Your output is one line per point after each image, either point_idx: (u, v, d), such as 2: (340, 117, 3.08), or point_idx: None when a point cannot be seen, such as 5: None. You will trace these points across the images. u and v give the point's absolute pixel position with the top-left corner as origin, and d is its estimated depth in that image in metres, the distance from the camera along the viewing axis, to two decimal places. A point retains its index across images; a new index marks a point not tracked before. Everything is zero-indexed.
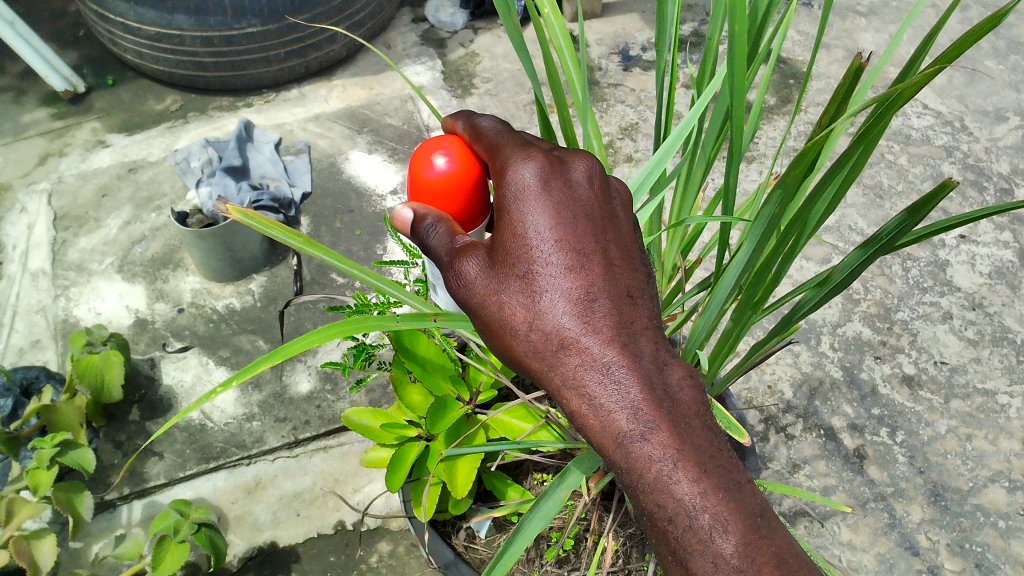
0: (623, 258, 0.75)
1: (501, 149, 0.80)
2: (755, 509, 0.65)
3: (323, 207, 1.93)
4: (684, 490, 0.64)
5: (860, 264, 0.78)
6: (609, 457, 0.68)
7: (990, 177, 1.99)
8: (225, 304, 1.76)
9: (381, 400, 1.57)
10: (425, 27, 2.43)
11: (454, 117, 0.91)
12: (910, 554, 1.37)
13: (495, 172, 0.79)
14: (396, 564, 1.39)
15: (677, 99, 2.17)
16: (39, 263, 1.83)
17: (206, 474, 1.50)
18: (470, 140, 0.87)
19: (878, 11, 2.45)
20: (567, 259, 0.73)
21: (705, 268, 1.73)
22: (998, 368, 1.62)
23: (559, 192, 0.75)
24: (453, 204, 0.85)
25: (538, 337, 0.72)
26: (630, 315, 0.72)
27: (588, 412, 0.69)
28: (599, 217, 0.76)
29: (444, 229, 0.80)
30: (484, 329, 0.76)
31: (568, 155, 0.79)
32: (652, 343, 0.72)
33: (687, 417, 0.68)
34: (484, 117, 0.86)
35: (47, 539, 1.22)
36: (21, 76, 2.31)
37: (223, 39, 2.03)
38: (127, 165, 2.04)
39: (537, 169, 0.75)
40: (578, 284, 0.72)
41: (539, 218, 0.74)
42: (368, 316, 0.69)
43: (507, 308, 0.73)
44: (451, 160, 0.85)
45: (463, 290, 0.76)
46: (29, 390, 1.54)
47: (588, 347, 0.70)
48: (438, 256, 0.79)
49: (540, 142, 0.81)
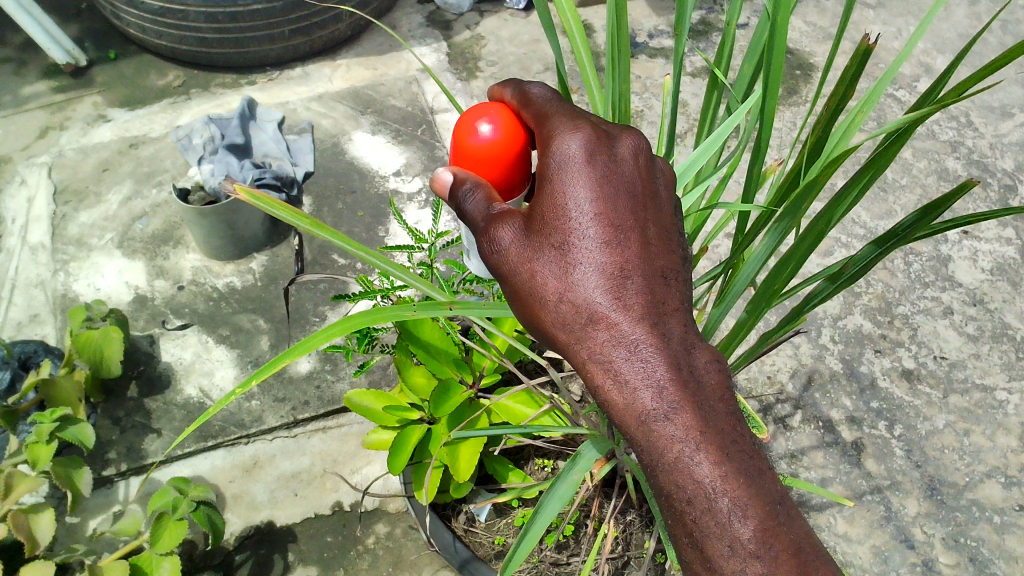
0: (661, 238, 0.74)
1: (550, 117, 0.79)
2: (776, 497, 0.65)
3: (326, 186, 1.92)
4: (705, 472, 0.64)
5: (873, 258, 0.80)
6: (630, 434, 0.68)
7: (993, 172, 1.98)
8: (225, 282, 1.75)
9: (380, 382, 1.56)
10: (431, 9, 2.40)
11: (502, 85, 0.90)
12: (905, 547, 1.37)
13: (541, 139, 0.78)
14: (394, 546, 1.39)
15: (683, 87, 2.16)
16: (39, 237, 1.81)
17: (205, 452, 1.50)
18: (518, 107, 0.86)
19: (887, 3, 2.44)
20: (604, 234, 0.72)
21: (709, 258, 1.72)
22: (997, 364, 1.63)
23: (604, 166, 0.74)
24: (493, 171, 0.82)
25: (569, 309, 0.72)
26: (662, 295, 0.71)
27: (612, 387, 0.69)
28: (641, 195, 0.75)
29: (482, 194, 0.78)
30: (515, 298, 0.76)
31: (616, 130, 0.78)
32: (682, 325, 0.71)
33: (712, 401, 0.68)
34: (534, 84, 0.86)
35: (46, 512, 1.22)
36: (21, 48, 2.28)
37: (228, 15, 2.00)
38: (128, 140, 2.02)
39: (583, 141, 0.75)
40: (613, 260, 0.72)
41: (580, 190, 0.73)
42: (380, 308, 0.69)
43: (540, 277, 0.73)
44: (496, 127, 0.82)
45: (497, 256, 0.76)
46: (27, 364, 1.53)
47: (618, 324, 0.70)
48: (474, 221, 0.78)
49: (590, 114, 0.80)
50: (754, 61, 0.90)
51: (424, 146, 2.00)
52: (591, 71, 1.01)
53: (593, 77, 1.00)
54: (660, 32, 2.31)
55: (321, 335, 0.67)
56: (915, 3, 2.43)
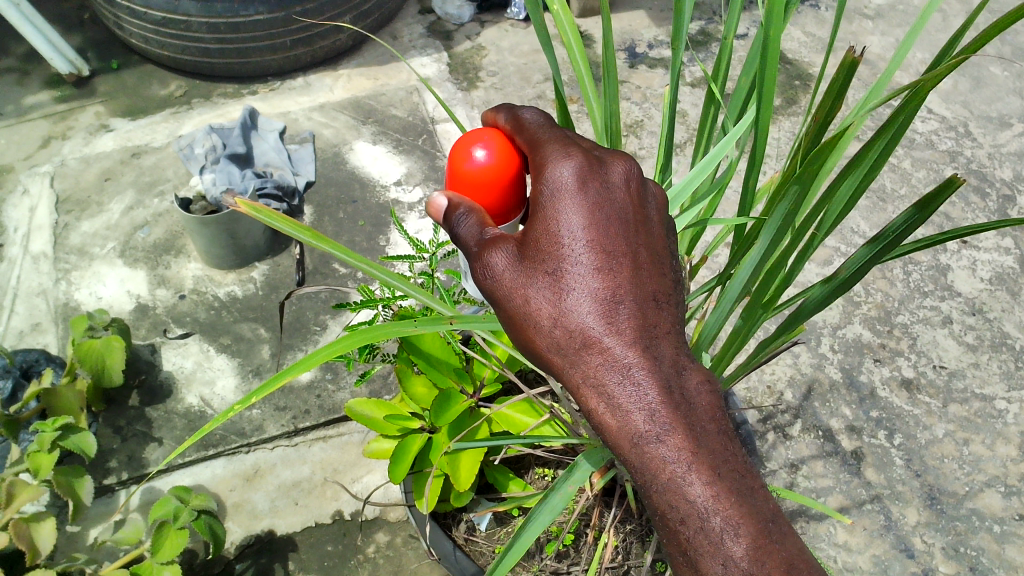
0: (652, 262, 0.75)
1: (543, 144, 0.80)
2: (767, 514, 0.66)
3: (326, 196, 1.93)
4: (697, 492, 0.65)
5: (871, 265, 0.80)
6: (624, 456, 0.69)
7: (992, 183, 1.99)
8: (226, 291, 1.75)
9: (380, 392, 1.57)
10: (431, 19, 2.42)
11: (496, 110, 0.90)
12: (905, 556, 1.37)
13: (534, 166, 0.79)
14: (394, 555, 1.39)
15: (682, 96, 2.17)
16: (41, 246, 1.82)
17: (205, 461, 1.50)
18: (511, 133, 0.86)
19: (885, 14, 2.46)
20: (597, 260, 0.73)
21: (709, 267, 1.74)
22: (996, 373, 1.63)
23: (596, 193, 0.75)
24: (488, 198, 0.84)
25: (562, 334, 0.72)
26: (653, 319, 0.72)
27: (605, 411, 0.70)
28: (633, 220, 0.75)
29: (475, 219, 0.79)
30: (509, 323, 0.76)
31: (607, 155, 0.78)
32: (673, 348, 0.72)
33: (703, 421, 0.68)
34: (526, 110, 0.86)
35: (47, 521, 1.22)
36: (25, 58, 2.30)
37: (230, 26, 2.03)
38: (130, 150, 2.03)
39: (575, 168, 0.75)
40: (605, 285, 0.72)
41: (573, 217, 0.74)
42: (378, 326, 0.69)
43: (534, 302, 0.74)
44: (491, 153, 0.83)
45: (491, 281, 0.76)
46: (28, 372, 1.54)
47: (611, 348, 0.70)
48: (467, 245, 0.79)
49: (581, 140, 0.81)
50: (752, 75, 0.91)
51: (424, 156, 2.01)
52: (590, 83, 1.01)
53: (592, 89, 1.00)
54: (659, 42, 2.33)
55: (325, 350, 0.68)
56: (913, 14, 2.45)
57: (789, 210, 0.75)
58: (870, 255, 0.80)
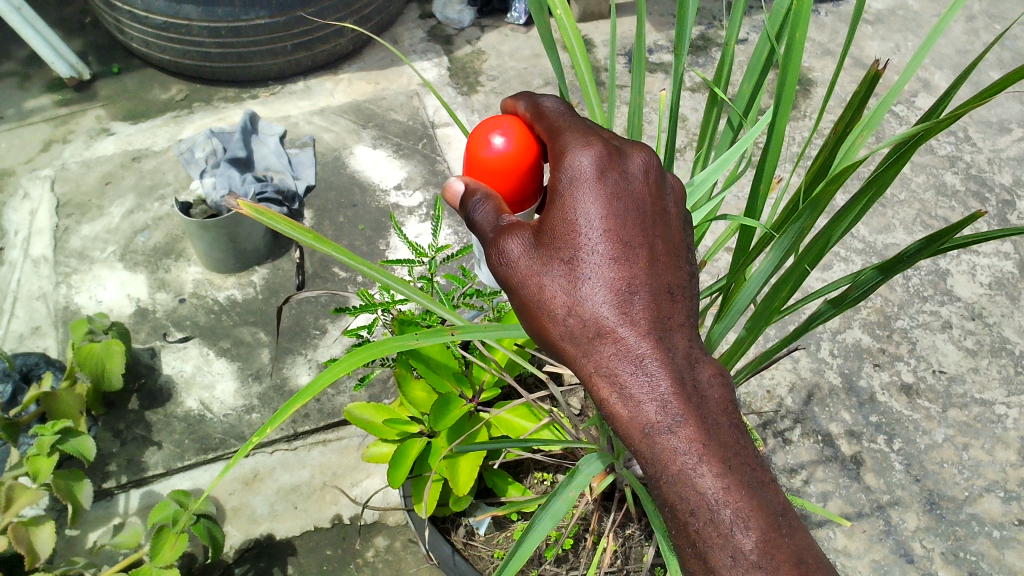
0: (668, 255, 0.75)
1: (562, 133, 0.80)
2: (777, 508, 0.66)
3: (327, 200, 1.93)
4: (708, 484, 0.65)
5: (876, 281, 0.81)
6: (634, 447, 0.69)
7: (992, 188, 1.99)
8: (226, 295, 1.75)
9: (380, 396, 1.57)
10: (432, 24, 2.43)
11: (515, 97, 0.90)
12: (905, 562, 1.37)
13: (553, 154, 0.79)
14: (393, 560, 1.39)
15: (682, 101, 2.18)
16: (41, 250, 1.82)
17: (204, 465, 1.50)
18: (531, 120, 0.86)
19: (884, 19, 2.46)
20: (612, 251, 0.73)
21: (708, 272, 1.74)
22: (996, 378, 1.63)
23: (615, 184, 0.75)
24: (505, 184, 0.83)
25: (575, 323, 0.72)
26: (667, 311, 0.72)
27: (617, 401, 0.70)
28: (650, 212, 0.75)
29: (491, 206, 0.80)
30: (522, 311, 0.76)
31: (627, 147, 0.78)
32: (686, 340, 0.72)
33: (715, 414, 0.68)
34: (547, 97, 0.86)
35: (46, 525, 1.22)
36: (26, 62, 2.31)
37: (231, 30, 2.03)
38: (131, 154, 2.03)
39: (595, 158, 0.75)
40: (621, 275, 0.72)
41: (590, 207, 0.74)
42: (386, 338, 0.70)
43: (548, 290, 0.74)
44: (509, 140, 0.83)
45: (506, 269, 0.76)
46: (28, 376, 1.54)
47: (624, 338, 0.70)
48: (483, 231, 0.79)
49: (601, 130, 0.80)
50: (754, 79, 0.91)
51: (424, 160, 2.01)
52: (592, 87, 1.02)
53: (594, 94, 1.01)
54: (660, 47, 2.34)
55: (332, 372, 0.66)
56: (912, 19, 2.46)
57: (802, 222, 0.76)
58: (877, 274, 0.80)
